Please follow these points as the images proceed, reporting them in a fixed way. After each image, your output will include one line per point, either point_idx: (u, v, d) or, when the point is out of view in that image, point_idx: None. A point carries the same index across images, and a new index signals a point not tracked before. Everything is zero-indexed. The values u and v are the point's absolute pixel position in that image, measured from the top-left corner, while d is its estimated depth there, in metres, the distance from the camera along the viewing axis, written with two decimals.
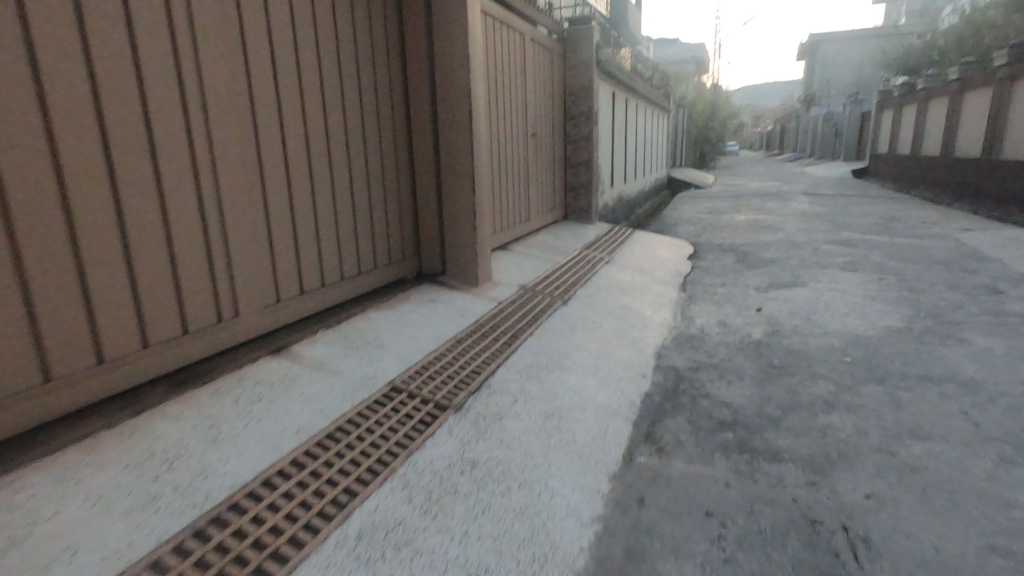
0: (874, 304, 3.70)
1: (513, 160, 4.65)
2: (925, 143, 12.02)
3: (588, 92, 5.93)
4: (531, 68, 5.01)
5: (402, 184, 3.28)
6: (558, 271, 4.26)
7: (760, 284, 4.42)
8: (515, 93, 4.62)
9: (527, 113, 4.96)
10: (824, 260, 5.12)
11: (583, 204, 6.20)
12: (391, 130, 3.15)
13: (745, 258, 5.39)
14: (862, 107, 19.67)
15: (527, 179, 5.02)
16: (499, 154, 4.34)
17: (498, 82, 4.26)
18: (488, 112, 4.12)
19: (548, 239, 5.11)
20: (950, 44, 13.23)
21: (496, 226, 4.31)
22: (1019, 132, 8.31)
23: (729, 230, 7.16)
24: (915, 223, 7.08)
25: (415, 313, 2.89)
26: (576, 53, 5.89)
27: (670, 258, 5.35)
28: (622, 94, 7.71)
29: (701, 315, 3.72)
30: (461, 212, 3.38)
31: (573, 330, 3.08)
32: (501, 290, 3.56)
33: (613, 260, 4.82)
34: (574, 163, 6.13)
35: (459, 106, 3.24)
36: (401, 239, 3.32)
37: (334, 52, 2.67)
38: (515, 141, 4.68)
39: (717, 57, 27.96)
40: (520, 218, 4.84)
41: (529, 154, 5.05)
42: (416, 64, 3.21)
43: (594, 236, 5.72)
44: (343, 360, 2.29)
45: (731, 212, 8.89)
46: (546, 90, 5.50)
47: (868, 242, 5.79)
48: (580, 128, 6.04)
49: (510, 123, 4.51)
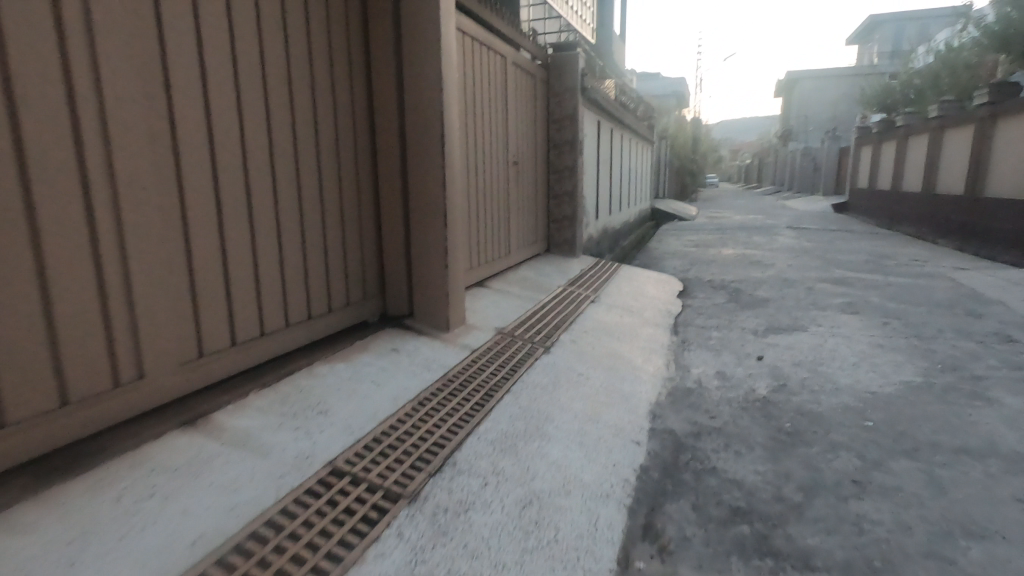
0: (884, 353, 3.38)
1: (492, 190, 4.32)
2: (906, 180, 12.05)
3: (572, 120, 5.66)
4: (513, 94, 4.74)
5: (364, 217, 2.91)
6: (541, 311, 3.88)
7: (757, 328, 4.09)
8: (495, 119, 4.32)
9: (509, 141, 4.66)
10: (821, 300, 4.84)
11: (566, 237, 5.88)
12: (352, 157, 2.79)
13: (737, 297, 5.09)
14: (840, 143, 19.96)
15: (507, 210, 4.68)
16: (476, 183, 4.00)
17: (477, 106, 3.95)
18: (465, 138, 3.78)
19: (529, 275, 4.75)
20: (926, 83, 13.44)
21: (472, 261, 3.94)
22: (1003, 169, 8.25)
23: (717, 265, 6.89)
24: (907, 261, 6.88)
25: (372, 366, 2.48)
26: (560, 80, 5.65)
27: (659, 296, 5.03)
28: (606, 123, 7.49)
29: (697, 364, 3.37)
30: (432, 248, 3.01)
31: (555, 385, 2.69)
32: (475, 334, 3.16)
33: (600, 298, 4.47)
34: (558, 194, 5.83)
35: (430, 130, 2.89)
36: (362, 277, 2.93)
37: (284, 67, 2.32)
38: (495, 169, 4.36)
39: (698, 92, 28.41)
40: (499, 252, 4.48)
41: (510, 183, 4.73)
42: (383, 84, 2.88)
43: (578, 271, 5.39)
44: (274, 433, 1.87)
45: (718, 245, 8.66)
46: (529, 117, 5.22)
47: (863, 281, 5.54)
48: (563, 158, 5.76)
49: (488, 150, 4.19)
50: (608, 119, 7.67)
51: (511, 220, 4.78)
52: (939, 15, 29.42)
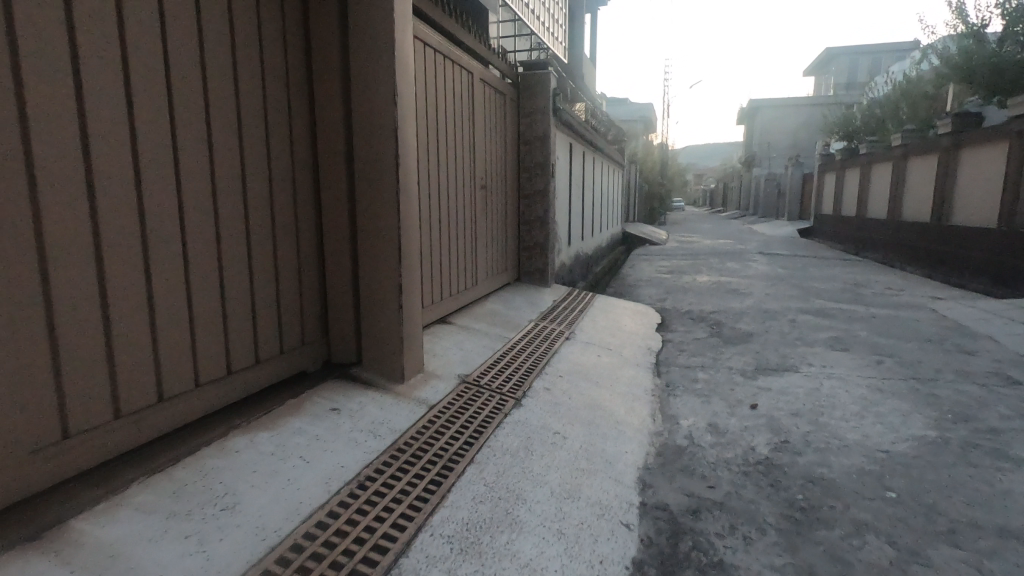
0: (887, 399, 3.09)
1: (457, 217, 3.94)
2: (870, 207, 12.19)
3: (544, 142, 5.35)
4: (482, 115, 4.41)
5: (303, 250, 2.48)
6: (510, 352, 3.48)
7: (745, 368, 3.77)
8: (460, 140, 3.96)
9: (476, 163, 4.31)
10: (806, 335, 4.57)
11: (538, 265, 5.51)
12: (289, 182, 2.37)
13: (719, 331, 4.79)
14: (803, 169, 20.39)
15: (474, 237, 4.30)
16: (437, 209, 3.60)
17: (439, 126, 3.59)
18: (424, 160, 3.39)
19: (497, 308, 4.36)
20: (886, 112, 13.76)
21: (432, 297, 3.53)
22: (968, 198, 8.31)
23: (694, 294, 6.62)
24: (883, 290, 6.75)
25: (303, 434, 2.02)
26: (531, 100, 5.34)
27: (637, 330, 4.69)
28: (578, 146, 7.24)
29: (686, 413, 3.00)
30: (384, 286, 2.59)
31: (527, 452, 2.28)
32: (434, 385, 2.73)
33: (575, 335, 4.09)
34: (529, 219, 5.48)
35: (382, 150, 2.50)
36: (301, 320, 2.49)
37: (199, 77, 1.91)
38: (460, 194, 3.99)
39: (665, 117, 28.86)
40: (464, 284, 4.08)
41: (477, 209, 4.36)
42: (328, 99, 2.48)
43: (550, 303, 5.02)
44: (154, 546, 1.41)
45: (692, 272, 8.44)
46: (499, 138, 4.88)
47: (846, 313, 5.32)
48: (534, 181, 5.42)
49: (452, 174, 3.82)
50: (579, 141, 7.42)
51: (478, 249, 4.39)
52: (891, 50, 30.76)
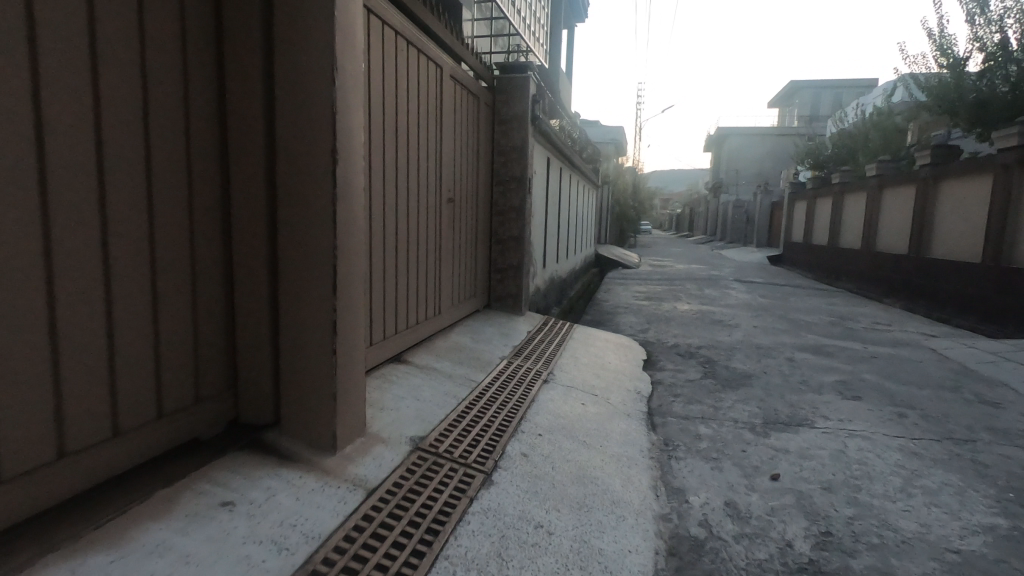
0: (929, 469, 2.58)
1: (417, 233, 3.33)
2: (843, 236, 12.10)
3: (521, 153, 4.80)
4: (452, 118, 3.86)
5: (201, 274, 1.84)
6: (479, 402, 2.85)
7: (752, 420, 3.23)
8: (424, 144, 3.38)
9: (444, 173, 3.72)
10: (809, 377, 4.08)
11: (510, 290, 4.91)
12: (183, 185, 1.74)
13: (712, 370, 4.27)
14: (772, 197, 20.51)
15: (439, 258, 3.70)
16: (393, 224, 2.98)
17: (399, 126, 3.01)
18: (377, 164, 2.78)
19: (465, 340, 3.75)
20: (856, 143, 13.84)
21: (383, 330, 2.90)
22: (947, 231, 8.14)
23: (677, 325, 6.13)
24: (872, 325, 6.41)
25: (167, 554, 1.35)
26: (508, 106, 4.80)
27: (623, 368, 4.14)
28: (555, 161, 6.74)
29: (695, 486, 2.42)
30: (314, 326, 1.94)
31: (500, 567, 1.65)
32: (379, 453, 2.08)
33: (556, 377, 3.49)
34: (502, 238, 4.91)
35: (314, 143, 1.87)
36: (195, 372, 1.83)
37: (20, 22, 1.28)
38: (423, 208, 3.39)
39: (636, 141, 29.01)
40: (424, 313, 3.46)
41: (444, 226, 3.76)
42: (245, 77, 1.87)
43: (524, 334, 4.43)
44: None
45: (671, 299, 7.99)
46: (471, 147, 4.33)
47: (844, 351, 4.88)
48: (509, 197, 4.86)
49: (412, 182, 3.22)
50: (556, 156, 6.93)
51: (444, 272, 3.78)
52: (852, 85, 31.77)
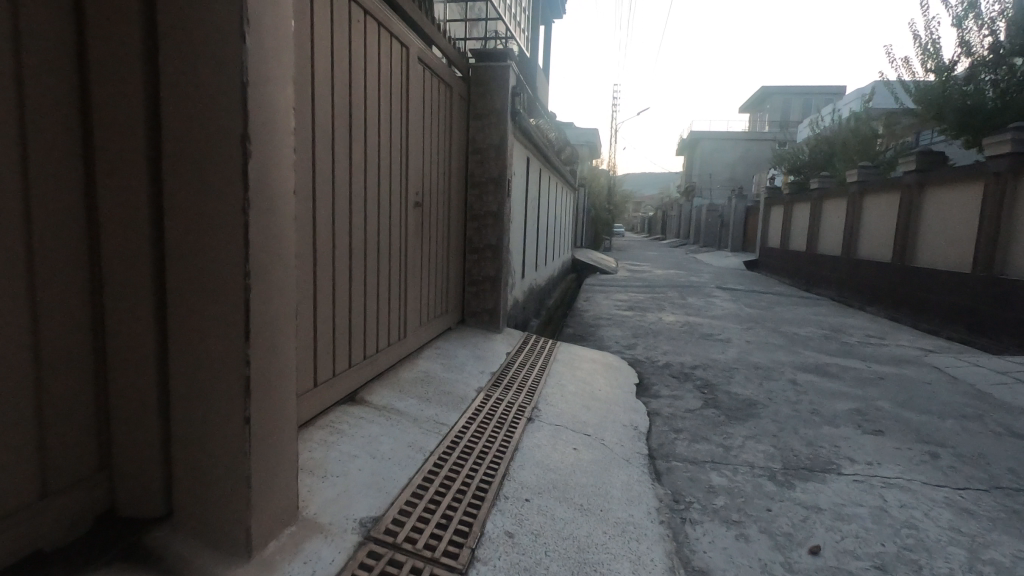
0: (990, 534, 2.17)
1: (376, 245, 2.78)
2: (821, 243, 11.94)
3: (499, 151, 4.30)
4: (421, 110, 3.34)
5: (47, 315, 1.26)
6: (452, 455, 2.33)
7: (768, 463, 2.79)
8: (385, 138, 2.84)
9: (410, 174, 3.19)
10: (819, 405, 3.68)
11: (487, 304, 4.40)
12: (10, 187, 1.17)
13: (712, 397, 3.83)
14: (746, 202, 20.43)
15: (404, 274, 3.17)
16: (343, 235, 2.44)
17: (352, 116, 2.47)
18: (321, 162, 2.24)
19: (433, 368, 3.23)
20: (833, 149, 13.73)
21: (330, 366, 2.35)
22: (933, 239, 7.95)
23: (664, 339, 5.70)
24: (866, 339, 6.09)
25: None
26: (484, 99, 4.29)
27: (614, 395, 3.67)
28: (534, 162, 6.25)
29: (722, 567, 1.94)
30: (216, 387, 1.37)
31: None
32: (314, 550, 1.53)
33: (542, 414, 2.99)
34: (478, 247, 4.40)
35: (213, 129, 1.32)
36: (36, 459, 1.26)
37: None
38: (384, 215, 2.86)
39: (611, 144, 28.77)
40: (384, 339, 2.92)
41: (410, 235, 3.22)
42: (116, 34, 1.31)
43: (503, 356, 3.91)
44: None
45: (655, 308, 7.58)
46: (444, 143, 3.80)
47: (848, 371, 4.51)
48: (485, 201, 4.35)
49: (370, 184, 2.67)
50: (535, 156, 6.43)
51: (410, 290, 3.25)
52: (821, 92, 32.19)
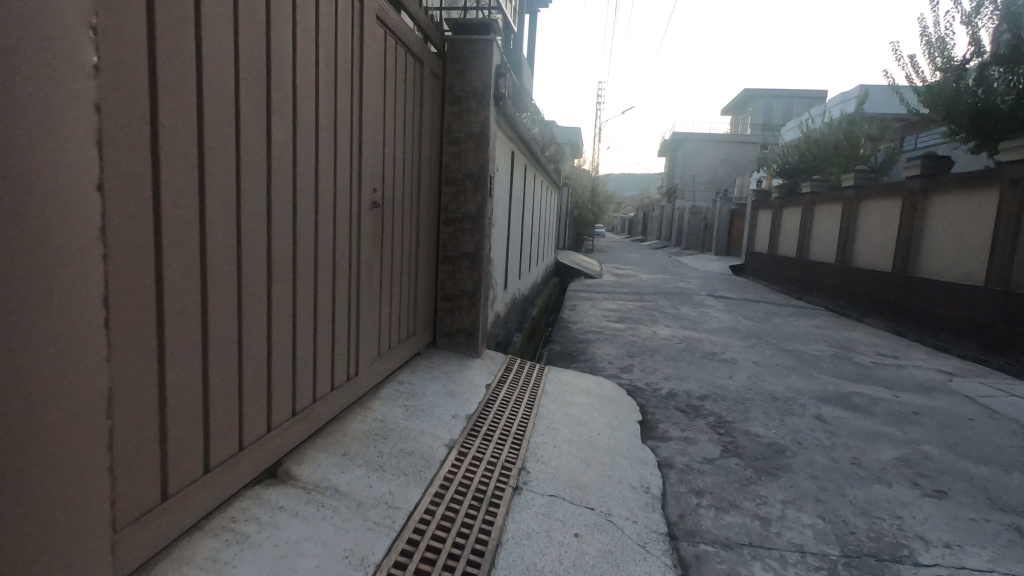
0: None
1: (311, 262, 2.07)
2: (812, 249, 11.49)
3: (481, 141, 3.62)
4: (379, 86, 2.64)
5: None
6: (409, 565, 1.65)
7: (823, 548, 2.17)
8: (326, 119, 2.13)
9: (364, 169, 2.48)
10: (859, 454, 3.07)
11: (463, 323, 3.72)
12: None
13: (731, 442, 3.19)
14: (730, 205, 20.03)
15: (354, 297, 2.46)
16: (256, 250, 1.72)
17: (272, 83, 1.75)
18: (218, 142, 1.51)
19: (391, 415, 2.53)
20: (823, 153, 13.35)
21: (233, 439, 1.64)
22: (940, 249, 7.50)
23: (663, 358, 5.06)
24: (878, 359, 5.56)
25: None
26: (462, 79, 3.61)
27: (616, 439, 3.02)
28: (518, 156, 5.59)
29: None
30: None
31: None
32: None
33: (531, 480, 2.33)
34: (453, 255, 3.71)
35: None
36: None
37: None
38: (324, 222, 2.15)
39: (593, 142, 28.18)
40: (322, 386, 2.21)
41: (363, 247, 2.52)
42: None
43: (482, 390, 3.23)
44: None
45: (646, 320, 6.96)
46: (410, 132, 3.10)
47: (876, 404, 3.93)
48: (462, 201, 3.67)
49: (301, 180, 1.96)
50: (519, 151, 5.75)
51: (362, 317, 2.55)
52: (802, 96, 32.15)
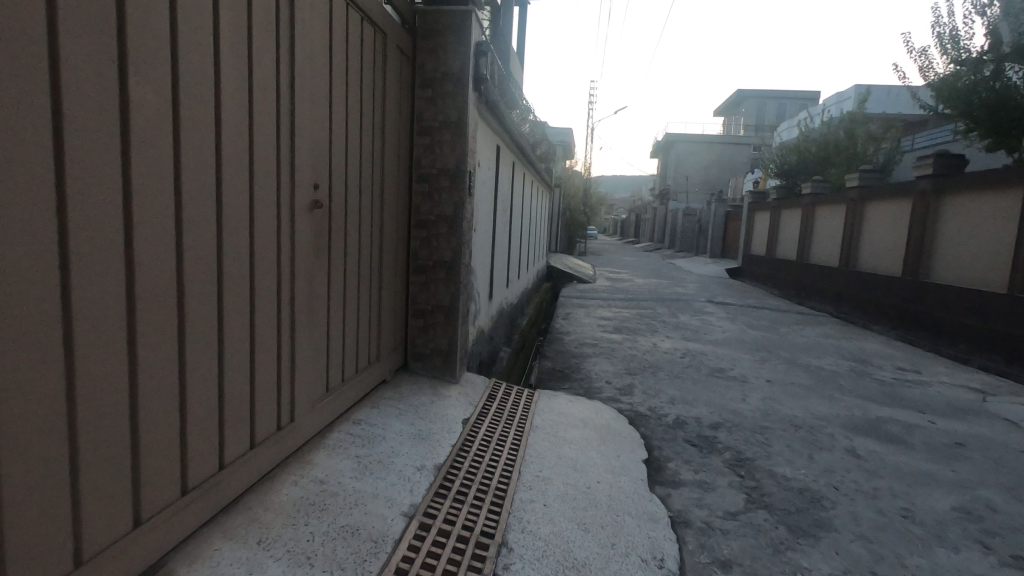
0: None
1: (211, 287, 1.54)
2: (813, 252, 11.06)
3: (459, 130, 3.07)
4: (322, 59, 2.10)
5: None
6: None
7: None
8: (233, 95, 1.60)
9: (298, 163, 1.96)
10: (910, 504, 2.56)
11: (438, 343, 3.19)
12: None
13: (755, 488, 2.68)
14: (725, 207, 19.62)
15: (286, 325, 1.93)
16: (99, 275, 1.20)
17: (128, 37, 1.23)
18: (1, 118, 1.00)
19: (337, 473, 2.00)
20: (822, 153, 12.95)
21: (58, 553, 1.14)
22: (955, 252, 7.07)
23: (666, 376, 4.54)
24: (899, 374, 5.08)
25: None
26: (437, 58, 3.08)
27: (619, 488, 2.48)
28: (505, 152, 5.07)
29: None
30: None
31: None
32: None
33: (511, 562, 1.80)
34: (425, 265, 3.18)
35: None
36: None
37: None
38: (233, 233, 1.62)
39: (585, 144, 27.71)
40: (236, 446, 1.70)
41: (299, 260, 1.99)
42: None
43: (458, 427, 2.70)
44: None
45: (645, 330, 6.45)
46: (368, 118, 2.57)
47: (913, 433, 3.44)
48: (437, 199, 3.14)
49: (188, 175, 1.43)
50: (507, 147, 5.22)
51: (298, 349, 2.01)
52: (793, 97, 32.00)
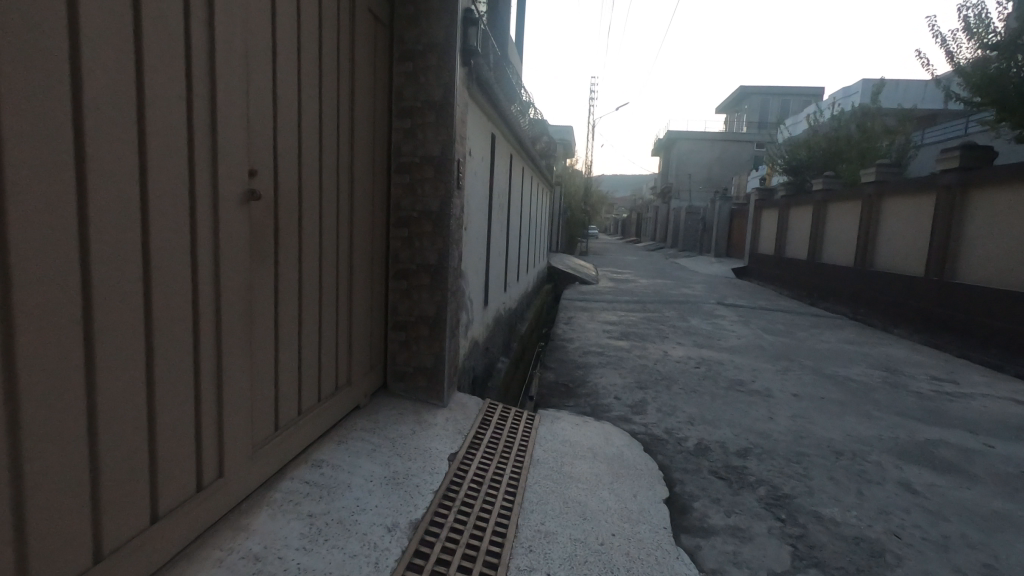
0: None
1: (64, 310, 1.10)
2: (825, 251, 10.58)
3: (445, 111, 2.61)
4: (260, 10, 1.65)
5: None
6: None
7: None
8: (104, 39, 1.15)
9: (223, 141, 1.50)
10: (992, 559, 2.11)
11: (423, 360, 2.73)
12: None
13: (801, 537, 2.22)
14: (729, 205, 19.12)
15: (208, 353, 1.49)
16: None
17: None
18: None
19: (278, 544, 1.56)
20: (833, 149, 12.47)
21: None
22: (984, 251, 6.60)
23: (681, 391, 4.07)
24: (937, 386, 4.61)
25: None
26: (419, 27, 2.62)
27: (639, 542, 2.02)
28: (501, 143, 4.61)
29: None
30: None
31: None
32: None
33: None
34: (406, 270, 2.73)
35: None
36: None
37: None
38: (111, 240, 1.19)
39: (587, 142, 27.25)
40: (128, 524, 1.27)
41: (227, 268, 1.54)
42: None
43: (444, 464, 2.24)
44: None
45: (654, 336, 5.99)
46: (330, 93, 2.11)
47: (973, 462, 2.97)
48: (421, 192, 2.68)
49: (11, 148, 0.99)
50: (504, 138, 4.76)
51: (229, 381, 1.57)
52: (797, 94, 31.48)
